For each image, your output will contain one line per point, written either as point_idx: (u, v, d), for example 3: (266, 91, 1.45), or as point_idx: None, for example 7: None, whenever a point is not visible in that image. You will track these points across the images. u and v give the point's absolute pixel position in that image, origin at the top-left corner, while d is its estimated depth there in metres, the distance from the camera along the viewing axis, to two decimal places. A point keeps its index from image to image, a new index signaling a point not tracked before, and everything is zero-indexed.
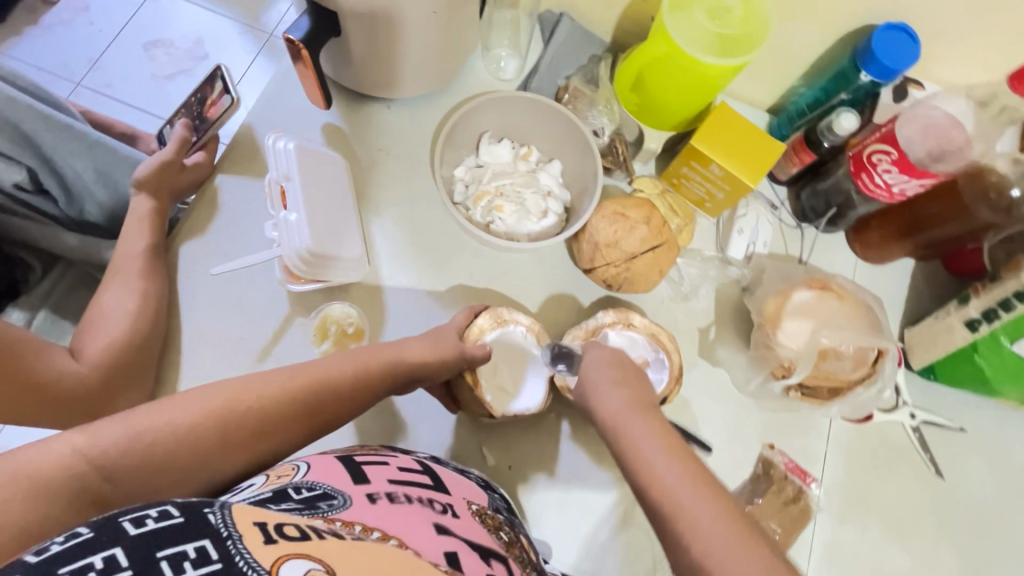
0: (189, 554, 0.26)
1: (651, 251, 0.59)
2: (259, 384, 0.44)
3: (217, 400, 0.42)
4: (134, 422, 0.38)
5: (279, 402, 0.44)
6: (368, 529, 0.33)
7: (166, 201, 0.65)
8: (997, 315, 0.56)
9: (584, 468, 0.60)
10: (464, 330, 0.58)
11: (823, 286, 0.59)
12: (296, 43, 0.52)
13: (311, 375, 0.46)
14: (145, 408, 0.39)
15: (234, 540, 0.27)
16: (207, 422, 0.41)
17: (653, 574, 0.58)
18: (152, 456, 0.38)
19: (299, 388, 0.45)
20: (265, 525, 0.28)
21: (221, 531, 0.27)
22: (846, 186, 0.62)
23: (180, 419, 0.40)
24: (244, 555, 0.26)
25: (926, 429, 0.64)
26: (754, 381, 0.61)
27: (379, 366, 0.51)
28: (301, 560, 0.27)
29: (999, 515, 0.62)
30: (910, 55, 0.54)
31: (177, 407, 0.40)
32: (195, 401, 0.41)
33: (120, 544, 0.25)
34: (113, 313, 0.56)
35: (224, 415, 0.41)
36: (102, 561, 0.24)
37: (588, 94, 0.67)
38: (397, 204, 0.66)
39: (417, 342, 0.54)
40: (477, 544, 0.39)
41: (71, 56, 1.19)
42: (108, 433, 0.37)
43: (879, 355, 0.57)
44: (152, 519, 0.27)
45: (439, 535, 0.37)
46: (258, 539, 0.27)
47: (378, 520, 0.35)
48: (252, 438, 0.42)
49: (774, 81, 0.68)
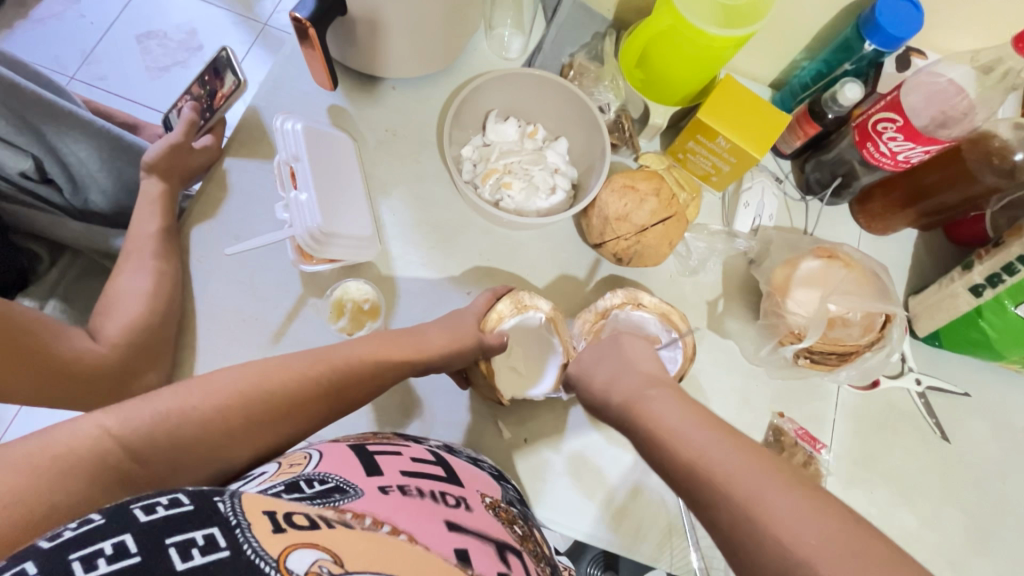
0: (198, 541, 0.26)
1: (662, 223, 0.59)
2: (282, 363, 0.44)
3: (242, 381, 0.42)
4: (159, 403, 0.38)
5: (303, 378, 0.44)
6: (379, 522, 0.32)
7: (176, 184, 0.65)
8: (1001, 280, 0.57)
9: (599, 439, 0.61)
10: (483, 318, 0.57)
11: (830, 254, 0.60)
12: (304, 22, 0.52)
13: (333, 361, 0.47)
14: (170, 391, 0.39)
15: (243, 529, 0.27)
16: (233, 403, 0.40)
17: (670, 538, 0.59)
18: (180, 437, 0.38)
19: (323, 371, 0.46)
20: (273, 514, 0.28)
21: (230, 519, 0.27)
22: (849, 157, 0.63)
23: (206, 400, 0.40)
24: (253, 545, 0.26)
25: (932, 395, 0.65)
26: (764, 349, 0.61)
27: (394, 343, 0.51)
28: (308, 551, 0.27)
29: (1003, 476, 0.64)
30: (913, 21, 0.55)
31: (202, 388, 0.40)
32: (221, 381, 0.41)
33: (129, 531, 0.26)
34: (128, 296, 0.56)
35: (250, 395, 0.41)
36: (111, 548, 0.25)
37: (593, 69, 0.68)
38: (405, 184, 0.67)
39: (436, 332, 0.54)
40: (490, 538, 0.38)
41: (62, 49, 1.17)
42: (135, 414, 0.37)
43: (886, 320, 0.58)
44: (163, 506, 0.27)
45: (451, 531, 0.35)
46: (266, 527, 0.27)
47: (390, 513, 0.34)
48: (276, 416, 0.43)
49: (777, 54, 0.69)
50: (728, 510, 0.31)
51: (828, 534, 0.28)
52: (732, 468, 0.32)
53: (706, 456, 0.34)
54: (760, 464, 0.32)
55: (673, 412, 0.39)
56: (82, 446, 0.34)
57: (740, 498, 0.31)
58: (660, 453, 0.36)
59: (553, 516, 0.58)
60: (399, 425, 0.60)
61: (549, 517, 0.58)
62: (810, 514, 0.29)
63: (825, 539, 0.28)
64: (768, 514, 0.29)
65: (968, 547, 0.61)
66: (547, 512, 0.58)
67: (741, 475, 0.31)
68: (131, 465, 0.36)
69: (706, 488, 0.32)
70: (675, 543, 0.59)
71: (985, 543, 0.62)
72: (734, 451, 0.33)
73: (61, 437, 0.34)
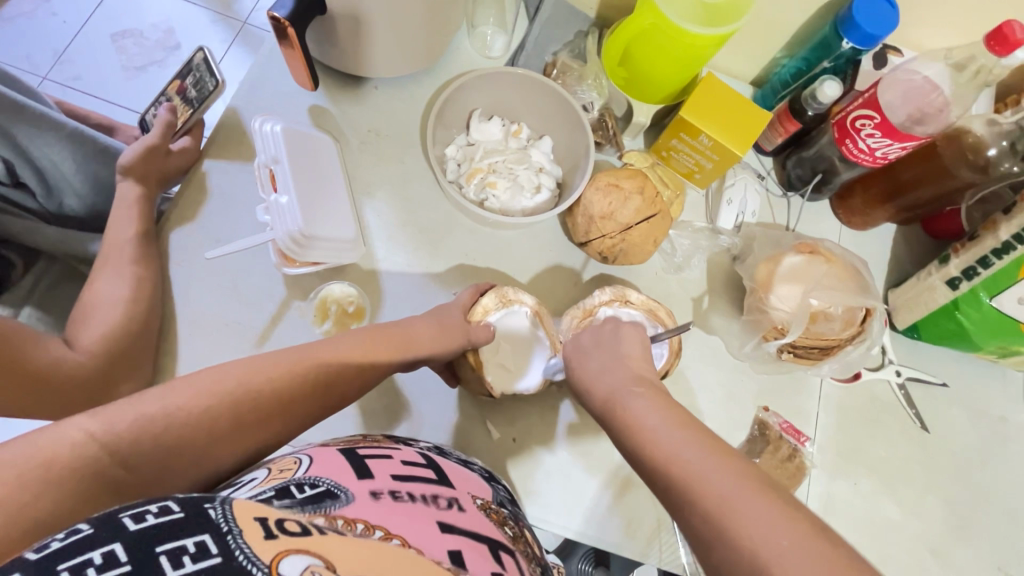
0: (188, 549, 0.26)
1: (646, 221, 0.59)
2: (269, 363, 0.43)
3: (231, 380, 0.41)
4: (148, 404, 0.37)
5: (292, 378, 0.44)
6: (370, 529, 0.32)
7: (154, 187, 0.64)
8: (976, 273, 0.59)
9: (584, 437, 0.61)
10: (469, 309, 0.58)
11: (811, 250, 0.61)
12: (282, 21, 0.51)
13: (322, 357, 0.46)
14: (159, 391, 0.38)
15: (234, 536, 0.27)
16: (222, 404, 0.40)
17: (658, 535, 0.60)
18: (167, 440, 0.37)
19: (316, 372, 0.45)
20: (265, 520, 0.28)
21: (221, 526, 0.27)
22: (829, 153, 0.64)
23: (195, 400, 0.39)
24: (245, 552, 0.26)
25: (912, 385, 0.67)
26: (748, 345, 0.62)
27: (383, 337, 0.51)
28: (301, 556, 0.27)
29: (980, 463, 0.65)
30: (889, 22, 0.56)
31: (190, 388, 0.39)
32: (209, 379, 0.40)
33: (119, 540, 0.26)
34: (106, 302, 0.55)
35: (238, 395, 0.41)
36: (100, 557, 0.25)
37: (576, 69, 0.67)
38: (389, 184, 0.66)
39: (423, 323, 0.54)
40: (483, 541, 0.37)
41: (34, 49, 1.14)
42: (120, 417, 0.36)
43: (867, 313, 0.59)
44: (152, 514, 0.27)
45: (443, 534, 0.35)
46: (258, 534, 0.27)
47: (382, 518, 0.34)
48: (266, 415, 0.42)
49: (757, 52, 0.69)
50: (702, 509, 0.31)
51: (802, 534, 0.28)
52: (716, 463, 0.33)
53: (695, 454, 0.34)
54: (734, 467, 0.32)
55: (656, 405, 0.39)
56: (64, 456, 0.34)
57: (719, 500, 0.31)
58: (639, 445, 0.37)
59: (542, 514, 0.59)
60: (388, 427, 0.59)
61: (537, 515, 0.59)
62: (786, 512, 0.29)
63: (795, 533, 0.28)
64: (744, 509, 0.30)
65: (948, 535, 0.63)
66: (536, 510, 0.59)
67: (723, 470, 0.32)
68: (114, 478, 0.35)
69: (686, 489, 0.33)
70: (664, 539, 0.60)
71: (964, 530, 0.63)
72: (707, 455, 0.33)
73: (42, 446, 0.33)
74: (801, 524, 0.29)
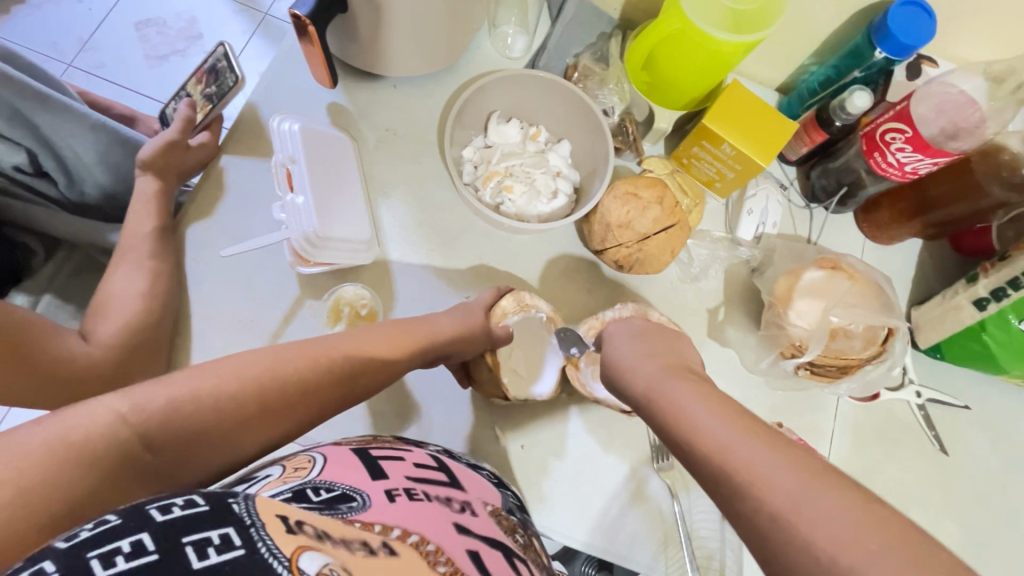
0: (214, 540, 0.26)
1: (664, 232, 0.58)
2: (292, 355, 0.43)
3: (254, 367, 0.41)
4: (173, 389, 0.37)
5: (312, 370, 0.43)
6: (387, 529, 0.32)
7: (172, 182, 0.65)
8: (1006, 294, 0.57)
9: (594, 450, 0.61)
10: (489, 309, 0.58)
11: (833, 265, 0.59)
12: (303, 18, 0.50)
13: (343, 350, 0.46)
14: (183, 375, 0.38)
15: (257, 528, 0.27)
16: (246, 392, 0.40)
17: (665, 550, 0.59)
18: (189, 426, 0.37)
19: (336, 366, 0.45)
20: (286, 517, 0.29)
21: (245, 519, 0.28)
22: (856, 166, 0.62)
23: (219, 388, 0.39)
24: (267, 544, 0.27)
25: (932, 407, 0.65)
26: (763, 361, 0.61)
27: (408, 332, 0.51)
28: (318, 554, 0.27)
29: (1000, 490, 0.63)
30: (927, 32, 0.54)
31: (215, 373, 0.39)
32: (232, 368, 0.40)
33: (147, 529, 0.26)
34: (123, 296, 0.55)
35: (263, 382, 0.41)
36: (129, 545, 0.25)
37: (597, 72, 0.67)
38: (404, 185, 0.66)
39: (447, 321, 0.54)
40: (497, 543, 0.38)
41: (61, 36, 1.16)
42: (149, 398, 0.36)
43: (889, 334, 0.57)
44: (178, 506, 0.27)
45: (459, 534, 0.36)
46: (279, 528, 0.28)
47: (398, 518, 0.34)
48: (282, 409, 0.42)
49: (783, 60, 0.68)
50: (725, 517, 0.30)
51: None
52: (724, 474, 0.30)
53: (688, 447, 0.32)
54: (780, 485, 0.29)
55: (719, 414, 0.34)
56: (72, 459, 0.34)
57: (754, 496, 0.28)
58: None
59: (548, 523, 0.58)
60: (396, 430, 0.59)
61: (543, 522, 0.58)
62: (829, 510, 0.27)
63: (853, 518, 0.25)
64: None
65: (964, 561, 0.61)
66: (543, 519, 0.58)
67: (724, 482, 0.30)
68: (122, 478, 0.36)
69: (723, 498, 0.30)
70: (671, 554, 0.58)
71: (981, 559, 0.61)
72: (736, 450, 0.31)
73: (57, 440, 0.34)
74: (865, 498, 0.25)
